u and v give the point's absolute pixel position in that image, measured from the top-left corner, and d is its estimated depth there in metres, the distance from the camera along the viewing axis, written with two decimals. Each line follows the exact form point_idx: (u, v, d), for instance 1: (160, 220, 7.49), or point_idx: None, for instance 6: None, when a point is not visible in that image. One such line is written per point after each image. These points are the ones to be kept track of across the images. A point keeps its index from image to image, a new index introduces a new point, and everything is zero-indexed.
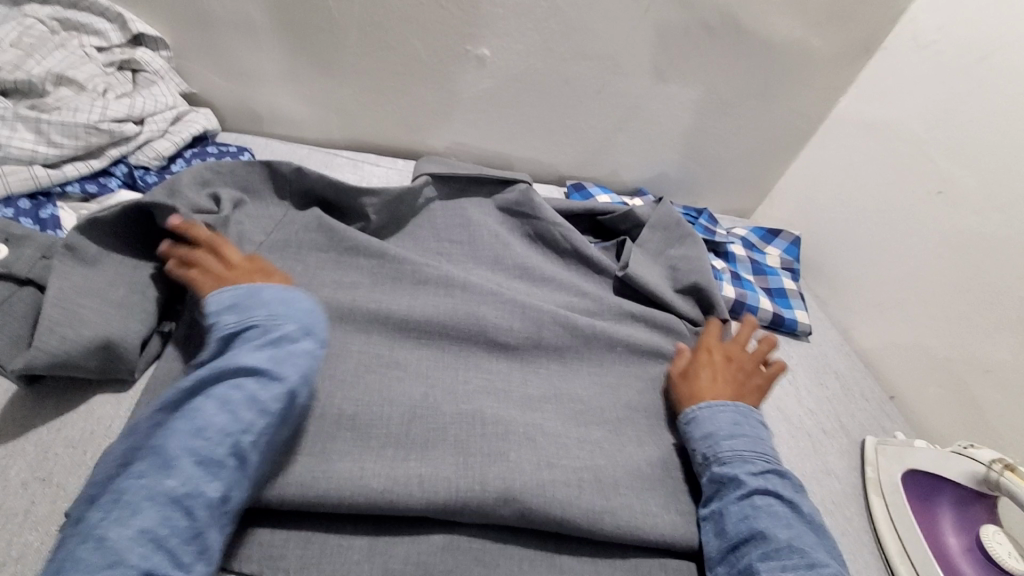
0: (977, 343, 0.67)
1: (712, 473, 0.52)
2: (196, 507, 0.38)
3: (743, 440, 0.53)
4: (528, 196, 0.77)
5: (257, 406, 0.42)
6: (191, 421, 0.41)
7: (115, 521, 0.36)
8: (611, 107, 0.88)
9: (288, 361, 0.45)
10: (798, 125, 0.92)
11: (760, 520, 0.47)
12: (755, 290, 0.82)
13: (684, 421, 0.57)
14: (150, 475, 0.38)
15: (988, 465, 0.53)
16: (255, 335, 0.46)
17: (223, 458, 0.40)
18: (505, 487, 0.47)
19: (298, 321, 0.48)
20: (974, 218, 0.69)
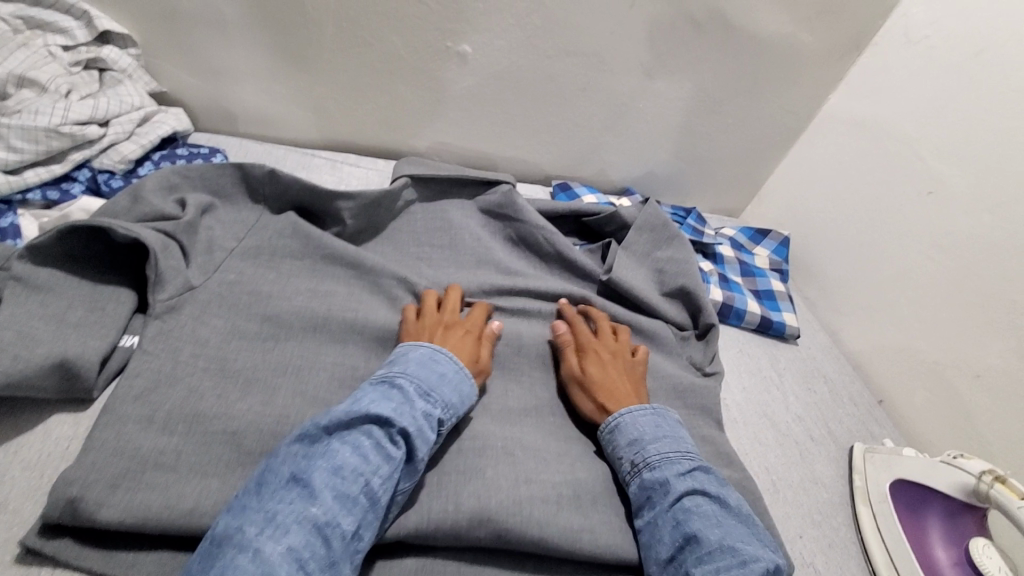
0: (966, 347, 0.66)
1: (642, 482, 0.49)
2: (333, 538, 0.38)
3: (667, 442, 0.51)
4: (511, 198, 0.75)
5: (390, 452, 0.43)
6: (332, 456, 0.41)
7: (268, 537, 0.37)
8: (597, 105, 0.85)
9: (421, 416, 0.46)
10: (788, 122, 0.91)
11: (692, 522, 0.45)
12: (743, 292, 0.80)
13: (607, 431, 0.54)
14: (297, 503, 0.39)
15: (978, 476, 0.52)
16: (399, 385, 0.47)
17: (358, 496, 0.40)
18: (480, 507, 0.45)
19: (440, 378, 0.50)
20: (964, 220, 0.68)
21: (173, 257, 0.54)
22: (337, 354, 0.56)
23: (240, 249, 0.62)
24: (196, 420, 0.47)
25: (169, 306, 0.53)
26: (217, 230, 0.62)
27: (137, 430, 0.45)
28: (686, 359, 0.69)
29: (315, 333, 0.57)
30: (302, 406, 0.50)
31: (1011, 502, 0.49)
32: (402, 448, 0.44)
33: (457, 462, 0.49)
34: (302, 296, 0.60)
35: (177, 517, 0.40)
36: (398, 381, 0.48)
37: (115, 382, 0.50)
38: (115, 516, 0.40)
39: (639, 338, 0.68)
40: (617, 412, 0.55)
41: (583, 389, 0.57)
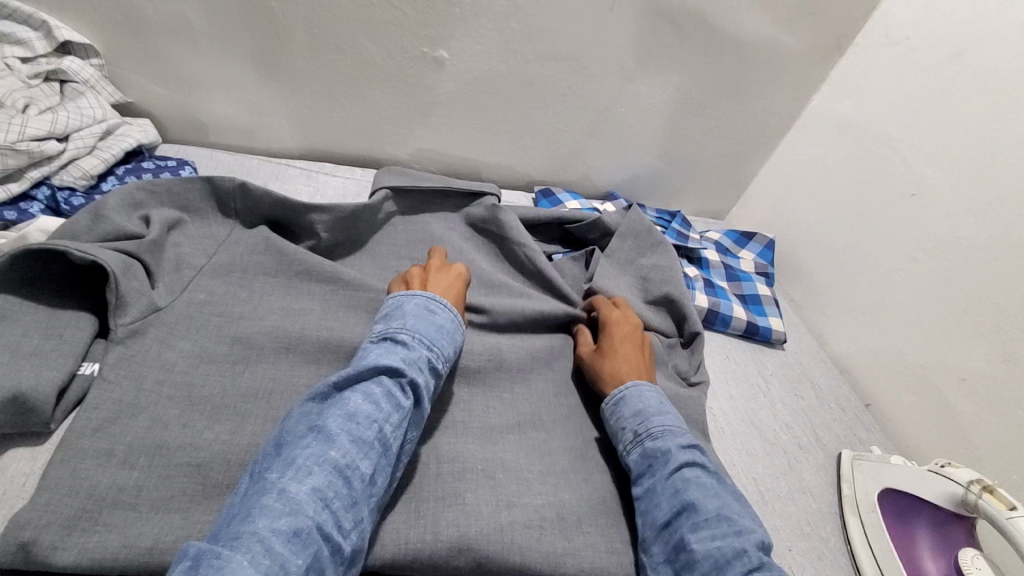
0: (952, 351, 0.66)
1: (643, 451, 0.51)
2: (353, 479, 0.39)
3: (669, 417, 0.53)
4: (495, 214, 0.73)
5: (401, 399, 0.45)
6: (343, 406, 0.42)
7: (292, 479, 0.38)
8: (578, 109, 0.84)
9: (425, 368, 0.48)
10: (771, 123, 0.90)
11: (691, 492, 0.47)
12: (729, 298, 0.79)
13: (612, 401, 0.55)
14: (317, 446, 0.40)
15: (966, 486, 0.51)
16: (403, 338, 0.49)
17: (374, 440, 0.42)
18: (460, 535, 0.44)
19: (439, 334, 0.52)
20: (949, 223, 0.67)
21: (136, 278, 0.52)
22: (311, 376, 0.54)
23: (210, 266, 0.60)
24: (160, 452, 0.44)
25: (132, 330, 0.51)
26: (185, 247, 0.60)
27: (96, 466, 0.42)
28: (671, 367, 0.68)
29: (288, 354, 0.55)
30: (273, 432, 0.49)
31: (999, 513, 0.48)
32: (410, 396, 0.46)
33: (436, 487, 0.48)
34: (275, 314, 0.58)
35: (136, 557, 0.39)
36: (400, 335, 0.49)
37: (74, 414, 0.48)
38: (72, 558, 0.38)
39: None
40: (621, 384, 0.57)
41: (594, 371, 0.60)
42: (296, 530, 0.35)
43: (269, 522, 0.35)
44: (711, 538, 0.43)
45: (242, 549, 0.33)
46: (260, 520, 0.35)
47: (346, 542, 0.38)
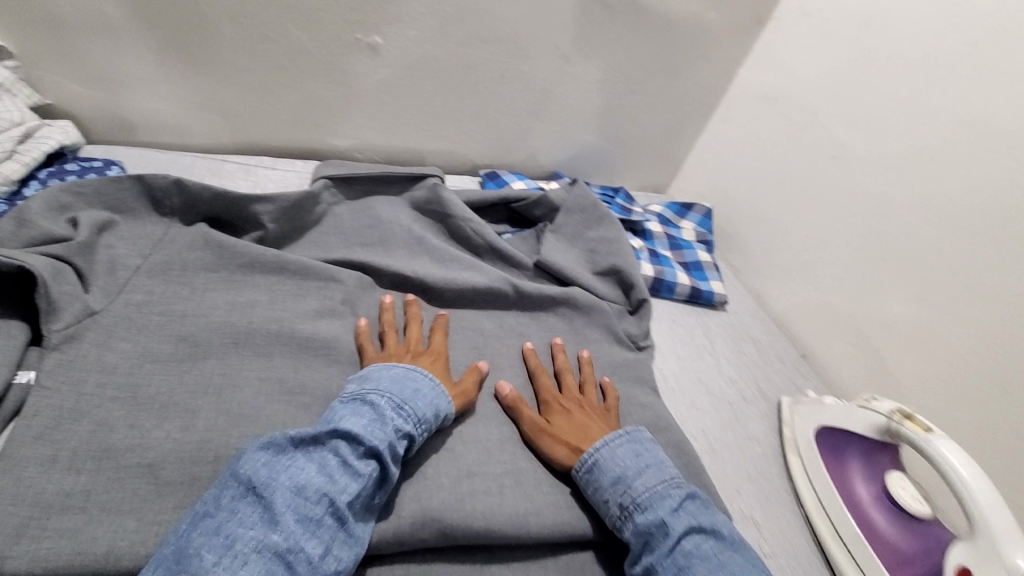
0: (874, 297, 0.71)
1: (635, 527, 0.47)
2: (296, 563, 0.38)
3: (651, 475, 0.50)
4: (437, 192, 0.74)
5: (358, 468, 0.43)
6: (294, 478, 0.41)
7: (225, 567, 0.36)
8: (518, 91, 0.85)
9: (390, 431, 0.46)
10: (703, 97, 0.94)
11: (695, 568, 0.44)
12: (673, 266, 0.83)
13: (583, 470, 0.51)
14: (259, 527, 0.38)
15: (889, 416, 0.55)
16: (371, 400, 0.48)
17: (322, 516, 0.40)
18: (423, 509, 0.46)
19: (414, 395, 0.50)
20: (865, 180, 0.73)
21: (68, 282, 0.51)
22: (263, 368, 0.54)
23: (146, 265, 0.58)
24: (107, 455, 0.43)
25: (68, 335, 0.49)
26: (119, 247, 0.58)
27: (40, 474, 0.41)
28: (622, 332, 0.70)
29: (238, 349, 0.54)
30: (227, 427, 0.48)
31: (920, 436, 0.52)
32: (371, 464, 0.44)
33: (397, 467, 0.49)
34: (221, 310, 0.57)
35: (91, 563, 0.38)
36: (370, 397, 0.48)
37: (10, 426, 0.46)
38: (22, 565, 0.37)
39: (575, 320, 0.70)
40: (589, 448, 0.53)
41: (550, 440, 0.54)
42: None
43: None
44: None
45: None
46: None
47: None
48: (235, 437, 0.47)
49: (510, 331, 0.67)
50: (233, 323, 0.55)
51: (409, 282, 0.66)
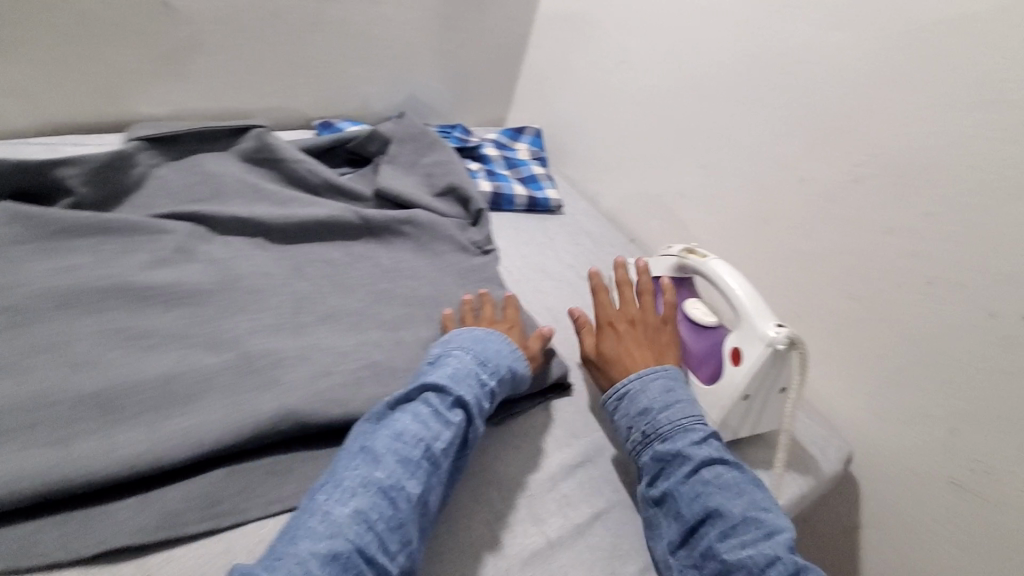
0: (672, 173, 0.85)
1: (655, 451, 0.53)
2: (398, 499, 0.42)
3: (676, 408, 0.54)
4: (265, 140, 0.75)
5: (448, 418, 0.48)
6: (392, 427, 0.47)
7: (336, 501, 0.42)
8: (335, 38, 0.88)
9: (476, 386, 0.52)
10: (514, 28, 1.03)
11: (713, 497, 0.48)
12: (510, 181, 0.91)
13: (616, 396, 0.57)
14: (363, 468, 0.44)
15: (681, 254, 0.67)
16: (454, 357, 0.53)
17: (420, 458, 0.45)
18: (279, 407, 0.48)
19: (494, 352, 0.55)
20: (647, 75, 0.86)
21: None
22: (98, 322, 0.53)
23: None
24: None
25: None
26: None
27: None
28: (467, 240, 0.77)
29: (67, 310, 0.53)
30: (66, 376, 0.48)
31: (700, 262, 0.64)
32: (458, 413, 0.49)
33: (253, 379, 0.51)
34: (40, 277, 0.55)
35: None
36: (454, 351, 0.54)
37: None
38: None
39: (423, 236, 0.75)
40: (625, 377, 0.58)
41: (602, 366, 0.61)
42: (334, 553, 0.38)
43: (312, 543, 0.39)
44: (740, 547, 0.45)
45: (283, 568, 0.37)
46: (303, 543, 0.39)
47: (392, 563, 0.40)
48: (75, 383, 0.47)
49: (359, 257, 0.70)
50: (55, 286, 0.54)
51: (248, 226, 0.67)
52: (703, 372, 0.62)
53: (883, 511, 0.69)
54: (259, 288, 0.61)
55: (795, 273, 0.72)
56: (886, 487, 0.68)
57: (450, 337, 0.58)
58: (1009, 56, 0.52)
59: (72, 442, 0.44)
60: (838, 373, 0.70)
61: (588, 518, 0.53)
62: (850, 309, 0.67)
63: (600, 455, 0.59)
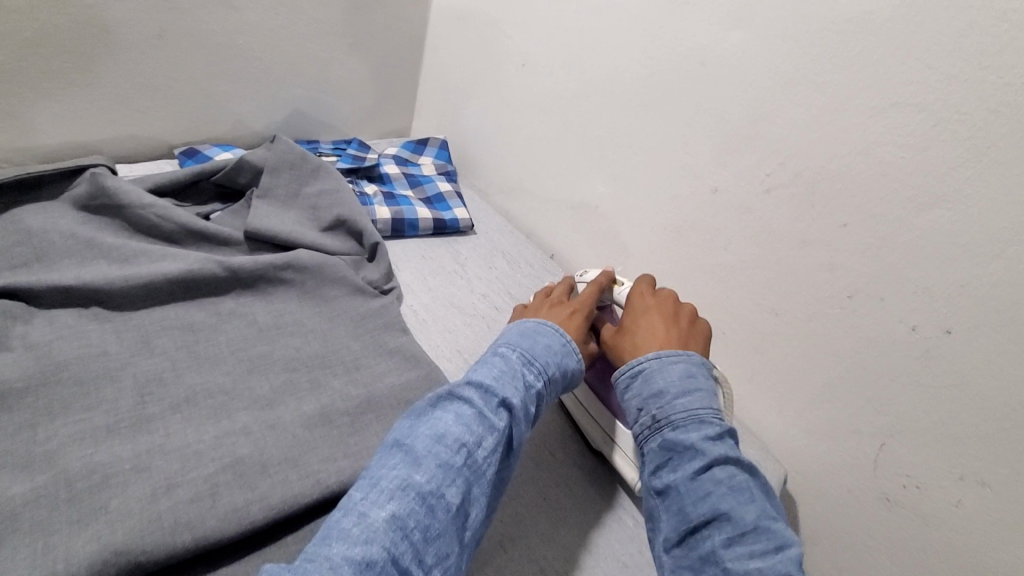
0: (585, 185, 0.78)
1: (664, 440, 0.46)
2: (437, 507, 0.38)
3: (697, 397, 0.48)
4: (101, 184, 0.63)
5: (493, 420, 0.43)
6: (433, 427, 0.42)
7: (373, 502, 0.37)
8: (191, 52, 0.75)
9: (523, 388, 0.46)
10: (408, 30, 0.92)
11: (725, 499, 0.42)
12: (413, 203, 0.82)
13: (629, 373, 0.51)
14: (403, 468, 0.39)
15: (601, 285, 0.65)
16: (502, 356, 0.48)
17: (461, 465, 0.40)
18: (100, 545, 0.38)
19: (543, 350, 0.50)
20: (551, 80, 0.79)
21: None
22: None
23: None
24: None
25: None
26: None
27: None
28: (362, 281, 0.67)
29: None
30: None
31: (620, 291, 0.63)
32: (504, 417, 0.44)
33: (68, 512, 0.40)
34: None
35: None
36: (502, 348, 0.49)
37: None
38: None
39: (308, 281, 0.65)
40: (645, 354, 0.52)
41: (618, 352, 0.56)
42: (368, 561, 0.34)
43: (345, 548, 0.34)
44: (748, 557, 0.39)
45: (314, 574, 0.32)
46: (335, 547, 0.34)
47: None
48: None
49: (229, 316, 0.60)
50: None
51: (78, 294, 0.55)
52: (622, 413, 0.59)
53: (818, 530, 0.66)
54: (90, 377, 0.50)
55: (717, 288, 0.67)
56: (821, 505, 0.65)
57: (504, 333, 0.53)
58: (914, 57, 0.48)
59: None
60: (768, 390, 0.67)
61: None
62: (773, 325, 0.64)
63: (520, 526, 0.52)
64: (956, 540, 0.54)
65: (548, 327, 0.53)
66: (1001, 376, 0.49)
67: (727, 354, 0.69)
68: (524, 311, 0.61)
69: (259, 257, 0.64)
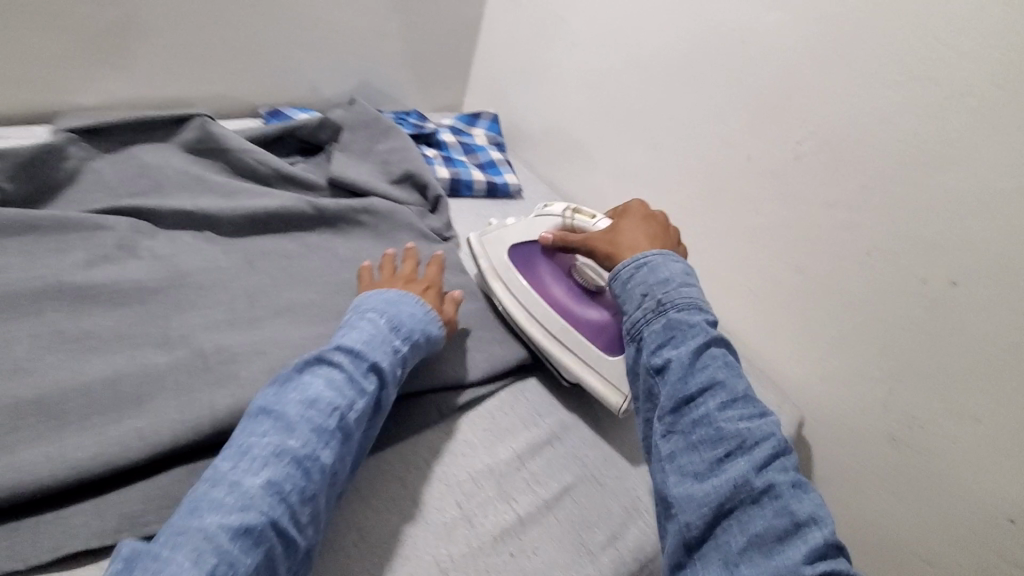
0: (626, 155, 0.86)
1: (667, 320, 0.49)
2: (312, 469, 0.41)
3: (694, 288, 0.52)
4: (208, 129, 0.72)
5: (362, 385, 0.46)
6: (304, 393, 0.44)
7: (248, 471, 0.39)
8: (278, 22, 0.84)
9: (392, 352, 0.50)
10: (466, 12, 1.01)
11: (718, 371, 0.46)
12: (467, 167, 0.91)
13: (636, 264, 0.54)
14: (275, 434, 0.41)
15: (563, 215, 0.67)
16: (368, 324, 0.50)
17: (335, 428, 0.43)
18: (235, 402, 0.48)
19: (407, 318, 0.53)
20: (598, 58, 0.87)
21: None
22: (35, 325, 0.50)
23: None
24: None
25: None
26: None
27: None
28: (427, 228, 0.75)
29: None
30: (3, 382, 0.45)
31: (590, 223, 0.65)
32: (373, 381, 0.47)
33: (206, 376, 0.50)
34: None
35: None
36: (369, 316, 0.51)
37: None
38: None
39: (380, 224, 0.73)
40: (647, 252, 0.56)
41: (613, 255, 0.59)
42: (247, 526, 0.37)
43: (221, 516, 0.37)
44: (737, 418, 0.44)
45: (189, 542, 0.35)
46: (210, 516, 0.36)
47: (303, 534, 0.40)
48: (12, 388, 0.45)
49: (315, 247, 0.68)
50: None
51: (193, 218, 0.64)
52: (600, 339, 0.63)
53: (829, 469, 0.73)
54: (209, 284, 0.59)
55: (745, 247, 0.75)
56: (833, 446, 0.71)
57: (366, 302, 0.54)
58: (934, 37, 0.55)
59: (17, 449, 0.42)
60: (789, 341, 0.73)
61: (557, 493, 0.53)
62: (795, 281, 0.71)
63: (565, 431, 0.60)
64: (951, 469, 0.61)
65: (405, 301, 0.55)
66: (996, 320, 0.56)
67: (752, 309, 0.76)
68: (372, 284, 0.60)
69: (342, 200, 0.73)
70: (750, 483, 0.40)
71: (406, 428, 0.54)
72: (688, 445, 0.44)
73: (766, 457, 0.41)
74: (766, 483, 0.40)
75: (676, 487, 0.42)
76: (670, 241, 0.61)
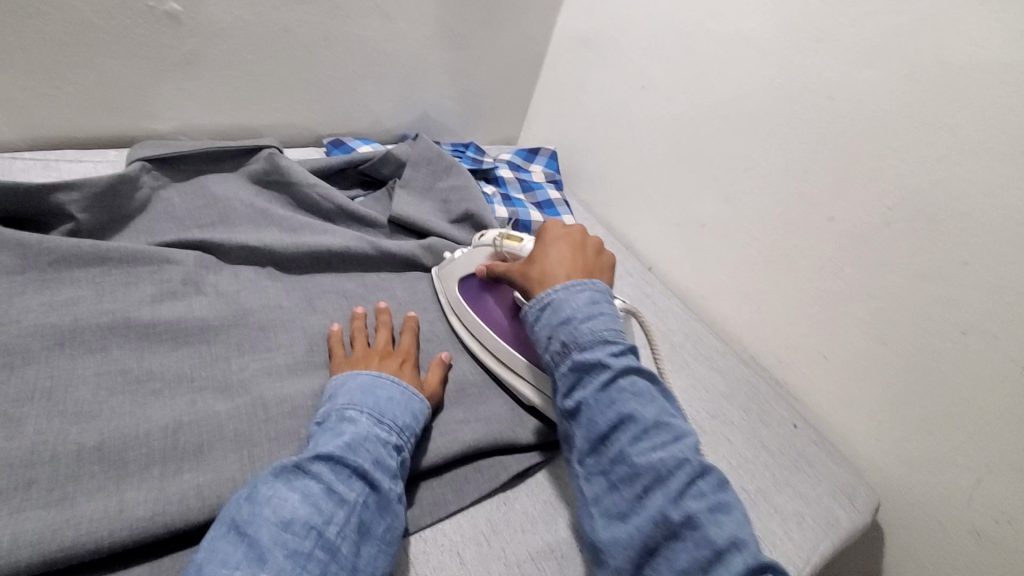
0: (693, 203, 0.83)
1: (572, 362, 0.49)
2: None
3: (600, 319, 0.50)
4: (276, 162, 0.71)
5: (345, 494, 0.40)
6: (277, 511, 0.38)
7: None
8: (348, 54, 0.84)
9: (377, 448, 0.44)
10: (530, 47, 1.00)
11: (626, 403, 0.46)
12: (525, 206, 0.89)
13: (539, 306, 0.53)
14: (245, 567, 0.35)
15: (495, 242, 0.64)
16: (349, 420, 0.46)
17: (313, 551, 0.37)
18: None
19: (388, 404, 0.49)
20: (668, 103, 0.84)
21: None
22: (100, 364, 0.49)
23: None
24: None
25: None
26: None
27: None
28: None
29: (66, 348, 0.49)
30: (68, 426, 0.44)
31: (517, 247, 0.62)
32: (359, 488, 0.41)
33: (265, 428, 0.49)
34: (35, 311, 0.50)
35: None
36: (348, 412, 0.46)
37: None
38: None
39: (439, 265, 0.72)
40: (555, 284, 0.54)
41: (527, 287, 0.57)
42: None
43: None
44: (650, 450, 0.44)
45: None
46: None
47: None
48: (76, 433, 0.44)
49: (373, 287, 0.67)
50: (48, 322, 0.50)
51: (257, 254, 0.64)
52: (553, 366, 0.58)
53: (905, 560, 0.67)
54: (270, 325, 0.58)
55: (820, 311, 0.70)
56: (911, 535, 0.66)
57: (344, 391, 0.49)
58: None
59: (78, 500, 0.41)
60: (865, 416, 0.68)
61: None
62: (877, 354, 0.66)
63: None
64: None
65: (383, 383, 0.51)
66: None
67: (824, 377, 0.72)
68: (344, 359, 0.55)
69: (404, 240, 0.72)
70: (667, 517, 0.41)
71: (463, 496, 0.51)
72: (609, 487, 0.45)
73: (681, 487, 0.42)
74: (683, 514, 0.40)
75: (603, 530, 0.43)
76: (586, 256, 0.58)
